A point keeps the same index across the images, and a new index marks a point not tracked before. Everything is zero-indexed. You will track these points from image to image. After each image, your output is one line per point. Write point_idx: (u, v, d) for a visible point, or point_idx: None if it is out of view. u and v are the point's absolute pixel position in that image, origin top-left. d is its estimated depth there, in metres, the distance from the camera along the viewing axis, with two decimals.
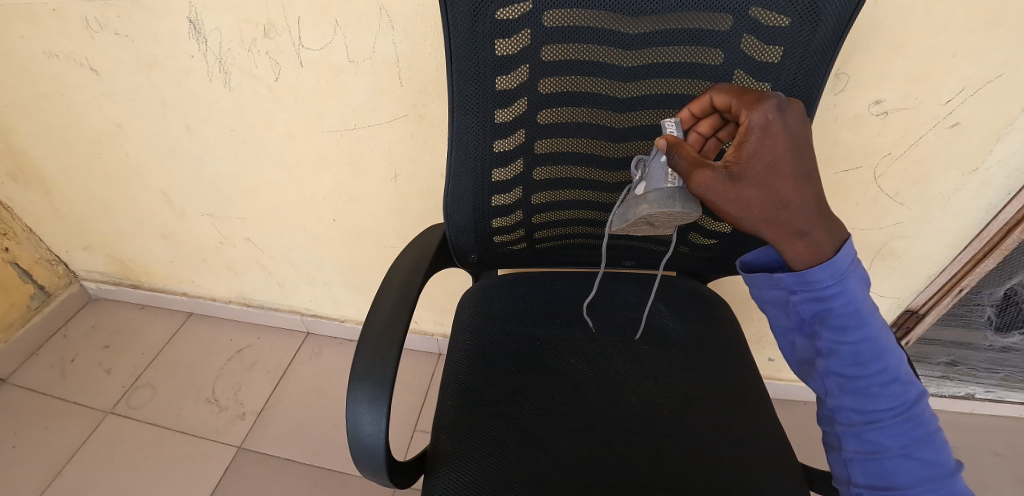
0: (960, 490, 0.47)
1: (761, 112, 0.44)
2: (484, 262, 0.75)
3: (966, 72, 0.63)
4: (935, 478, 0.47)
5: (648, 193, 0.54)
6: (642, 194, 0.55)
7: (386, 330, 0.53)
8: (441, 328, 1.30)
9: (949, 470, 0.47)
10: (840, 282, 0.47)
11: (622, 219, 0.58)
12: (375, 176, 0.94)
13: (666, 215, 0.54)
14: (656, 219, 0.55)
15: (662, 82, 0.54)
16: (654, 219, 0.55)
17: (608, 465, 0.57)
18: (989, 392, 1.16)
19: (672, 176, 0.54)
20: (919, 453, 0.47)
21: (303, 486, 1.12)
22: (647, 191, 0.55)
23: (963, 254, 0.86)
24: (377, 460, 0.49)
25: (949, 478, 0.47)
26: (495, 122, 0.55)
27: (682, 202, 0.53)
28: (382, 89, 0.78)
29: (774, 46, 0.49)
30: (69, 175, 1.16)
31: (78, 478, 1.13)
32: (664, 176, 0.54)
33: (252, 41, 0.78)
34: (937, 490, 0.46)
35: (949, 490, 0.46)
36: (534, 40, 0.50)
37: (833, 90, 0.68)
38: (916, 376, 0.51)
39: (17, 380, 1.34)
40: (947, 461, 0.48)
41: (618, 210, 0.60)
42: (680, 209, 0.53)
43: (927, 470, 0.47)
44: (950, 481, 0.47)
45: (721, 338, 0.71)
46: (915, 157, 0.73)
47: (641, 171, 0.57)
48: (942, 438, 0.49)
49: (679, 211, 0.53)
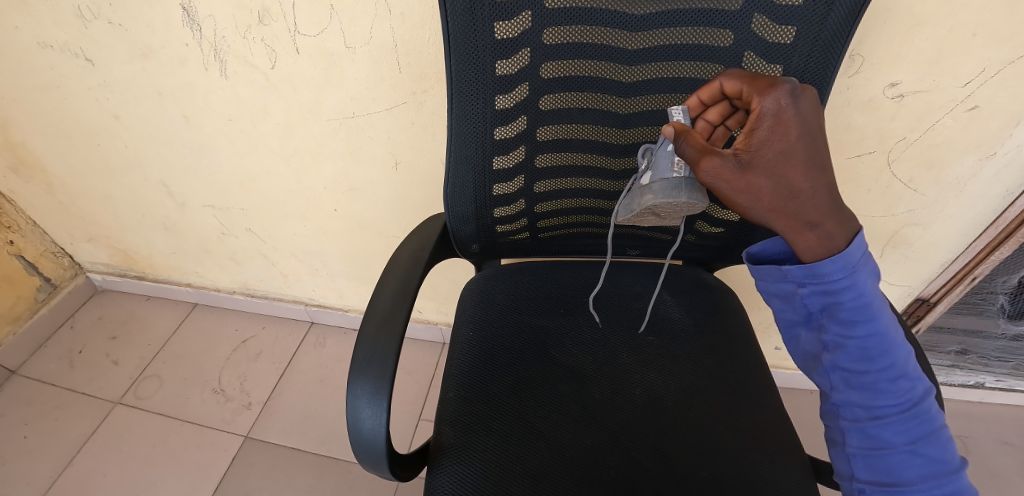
0: (966, 488, 0.45)
1: (773, 98, 0.43)
2: (486, 252, 0.74)
3: (988, 52, 0.61)
4: (941, 475, 0.45)
5: (653, 183, 0.53)
6: (646, 184, 0.54)
7: (387, 323, 0.51)
8: (443, 318, 1.29)
9: (954, 467, 0.46)
10: (850, 276, 0.46)
11: (628, 210, 0.57)
12: (376, 164, 0.92)
13: (672, 205, 0.53)
14: (662, 208, 0.54)
15: (669, 64, 0.52)
16: (659, 208, 0.54)
17: (611, 458, 0.57)
18: (999, 381, 1.15)
19: (678, 165, 0.52)
20: (925, 450, 0.46)
21: (309, 476, 1.12)
22: (652, 181, 0.54)
23: (977, 241, 0.84)
24: (378, 454, 0.48)
25: (953, 475, 0.45)
26: (495, 109, 0.53)
27: (688, 191, 0.51)
28: (381, 75, 0.77)
29: (787, 25, 0.47)
30: (70, 167, 1.16)
31: (88, 469, 1.15)
32: (670, 165, 0.53)
33: (246, 28, 0.76)
34: (941, 487, 0.45)
35: (954, 488, 0.45)
36: (535, 23, 0.48)
37: (847, 73, 0.65)
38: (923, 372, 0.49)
39: (27, 371, 1.35)
40: (952, 457, 0.46)
41: (624, 200, 0.59)
42: (685, 198, 0.51)
43: (932, 467, 0.46)
44: (955, 478, 0.45)
45: (728, 328, 0.70)
46: (931, 142, 0.71)
47: (648, 160, 0.56)
48: (948, 434, 0.47)
49: (685, 202, 0.51)
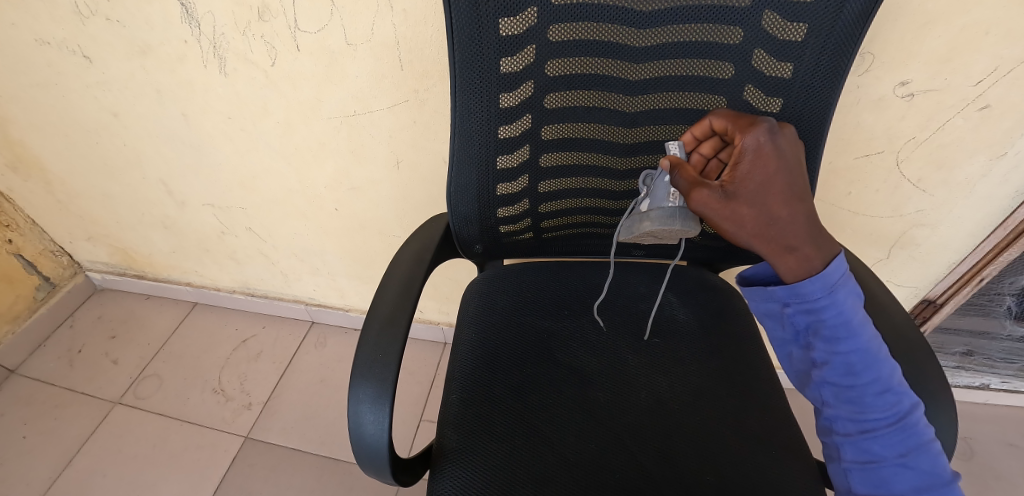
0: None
1: (753, 136, 0.43)
2: (490, 252, 0.73)
3: (1002, 50, 0.60)
4: (935, 487, 0.44)
5: (650, 211, 0.56)
6: (645, 211, 0.57)
7: (389, 325, 0.50)
8: (445, 317, 1.29)
9: (946, 479, 0.44)
10: (829, 294, 0.46)
11: (628, 233, 0.60)
12: (378, 163, 0.91)
13: (668, 231, 0.56)
14: (659, 233, 0.57)
15: (676, 62, 0.51)
16: (656, 233, 0.57)
17: (617, 463, 0.56)
18: (1004, 382, 1.14)
19: (674, 194, 0.55)
20: (915, 462, 0.45)
21: (310, 477, 1.12)
22: (650, 208, 0.56)
23: (986, 242, 0.83)
24: (380, 459, 0.48)
25: (946, 487, 0.44)
26: (500, 107, 0.52)
27: (682, 220, 0.54)
28: (383, 73, 0.76)
29: (798, 22, 0.46)
30: (69, 165, 1.15)
31: (87, 469, 1.14)
32: (667, 194, 0.55)
33: (246, 24, 0.75)
34: None
35: None
36: (541, 19, 0.47)
37: (856, 71, 0.64)
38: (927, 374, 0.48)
39: (26, 371, 1.34)
40: (943, 468, 0.45)
41: (624, 221, 0.61)
42: (680, 227, 0.54)
43: (925, 478, 0.44)
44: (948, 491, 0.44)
45: (734, 330, 0.69)
46: (941, 141, 0.70)
47: (647, 186, 0.58)
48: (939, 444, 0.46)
49: (680, 230, 0.54)
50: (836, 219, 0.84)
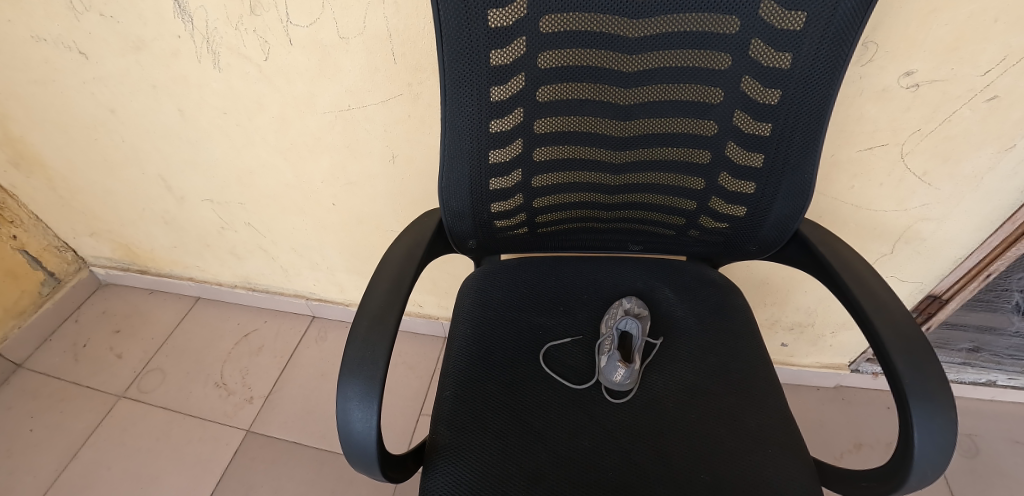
0: None
1: None
2: (484, 247, 0.72)
3: (1010, 39, 0.58)
4: None
5: (604, 349, 0.64)
6: (604, 348, 0.64)
7: (376, 324, 0.50)
8: (444, 312, 1.28)
9: None
10: None
11: (606, 337, 0.65)
12: (374, 158, 0.91)
13: (608, 340, 0.65)
14: (605, 341, 0.65)
15: (672, 53, 0.50)
16: (604, 342, 0.65)
17: (610, 460, 0.55)
18: (1011, 379, 1.12)
19: (606, 350, 0.64)
20: None
21: (309, 471, 1.12)
22: (605, 348, 0.64)
23: (992, 237, 0.82)
24: (369, 456, 0.47)
25: None
26: (489, 100, 0.51)
27: (609, 341, 0.64)
28: (375, 66, 0.75)
29: (797, 12, 0.44)
30: (69, 161, 1.15)
31: (91, 462, 1.15)
32: (606, 352, 0.63)
33: (238, 19, 0.75)
34: None
35: None
36: (531, 11, 0.46)
37: (859, 61, 0.63)
38: (923, 360, 0.47)
39: (32, 364, 1.36)
40: None
41: (606, 334, 0.66)
42: (608, 343, 0.64)
43: None
44: None
45: (732, 326, 0.68)
46: (948, 133, 0.68)
47: (607, 346, 0.64)
48: None
49: (608, 340, 0.65)
50: (839, 213, 0.83)
